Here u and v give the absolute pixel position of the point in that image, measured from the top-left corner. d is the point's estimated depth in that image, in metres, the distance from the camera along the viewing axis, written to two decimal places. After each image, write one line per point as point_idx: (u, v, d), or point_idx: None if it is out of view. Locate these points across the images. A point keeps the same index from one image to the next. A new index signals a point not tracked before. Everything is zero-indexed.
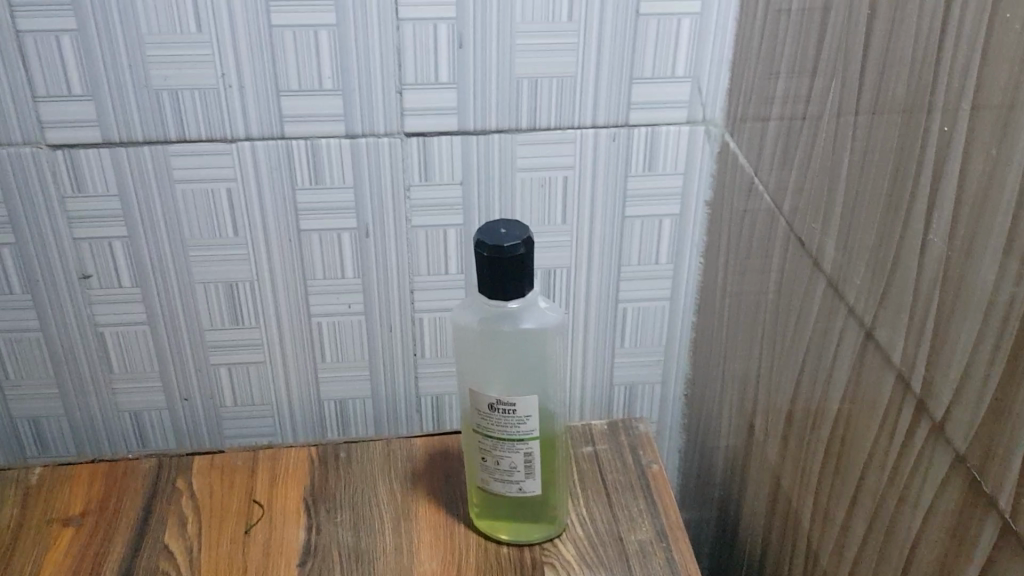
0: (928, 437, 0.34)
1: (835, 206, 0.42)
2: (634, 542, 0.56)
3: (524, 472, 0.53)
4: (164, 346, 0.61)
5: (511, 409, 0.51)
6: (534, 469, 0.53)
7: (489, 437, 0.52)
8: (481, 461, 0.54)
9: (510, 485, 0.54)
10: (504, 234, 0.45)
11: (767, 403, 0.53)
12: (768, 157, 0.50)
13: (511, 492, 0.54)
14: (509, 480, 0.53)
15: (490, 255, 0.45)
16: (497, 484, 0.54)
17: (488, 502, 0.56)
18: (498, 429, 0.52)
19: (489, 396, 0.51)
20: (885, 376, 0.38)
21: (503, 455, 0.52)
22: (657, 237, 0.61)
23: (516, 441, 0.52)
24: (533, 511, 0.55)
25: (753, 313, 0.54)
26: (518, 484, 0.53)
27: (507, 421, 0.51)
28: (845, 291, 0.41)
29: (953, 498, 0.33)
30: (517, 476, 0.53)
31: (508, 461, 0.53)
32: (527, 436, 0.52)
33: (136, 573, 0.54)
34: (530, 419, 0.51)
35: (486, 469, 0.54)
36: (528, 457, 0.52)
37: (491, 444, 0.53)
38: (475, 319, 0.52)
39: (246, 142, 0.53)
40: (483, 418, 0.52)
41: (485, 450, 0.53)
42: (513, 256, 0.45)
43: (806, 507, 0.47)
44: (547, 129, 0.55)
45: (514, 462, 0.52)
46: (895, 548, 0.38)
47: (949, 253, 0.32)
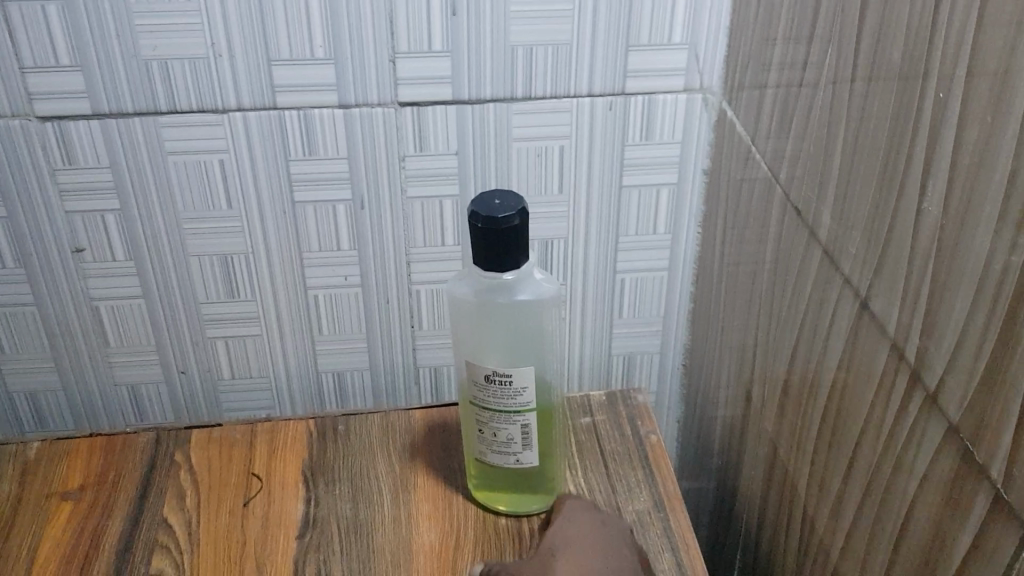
0: (923, 406, 0.34)
1: (832, 174, 0.41)
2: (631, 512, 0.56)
3: (522, 444, 0.53)
4: (160, 319, 0.60)
5: (507, 381, 0.51)
6: (531, 441, 0.53)
7: (487, 409, 0.52)
8: (478, 433, 0.53)
9: (507, 456, 0.54)
10: (498, 205, 0.45)
11: (764, 371, 0.52)
12: (765, 125, 0.49)
13: (509, 463, 0.54)
14: (507, 452, 0.53)
15: (484, 226, 0.45)
16: (495, 456, 0.54)
17: (485, 474, 0.56)
18: (495, 401, 0.52)
19: (485, 368, 0.51)
20: (880, 345, 0.37)
21: (500, 427, 0.52)
22: (654, 207, 0.60)
23: (513, 413, 0.52)
24: (532, 483, 0.55)
25: (751, 283, 0.53)
26: (516, 456, 0.53)
27: (503, 393, 0.51)
28: (841, 260, 0.40)
29: (946, 468, 0.33)
30: (515, 448, 0.53)
31: (505, 433, 0.52)
32: (524, 408, 0.52)
33: (135, 546, 0.55)
34: (527, 391, 0.51)
35: (483, 441, 0.53)
36: (525, 428, 0.52)
37: (488, 416, 0.52)
38: (471, 291, 0.51)
39: (237, 113, 0.53)
40: (480, 390, 0.52)
41: (482, 423, 0.53)
42: (508, 228, 0.45)
43: (803, 477, 0.47)
44: (542, 98, 0.54)
45: (511, 434, 0.52)
46: (889, 515, 0.38)
47: (944, 222, 0.32)
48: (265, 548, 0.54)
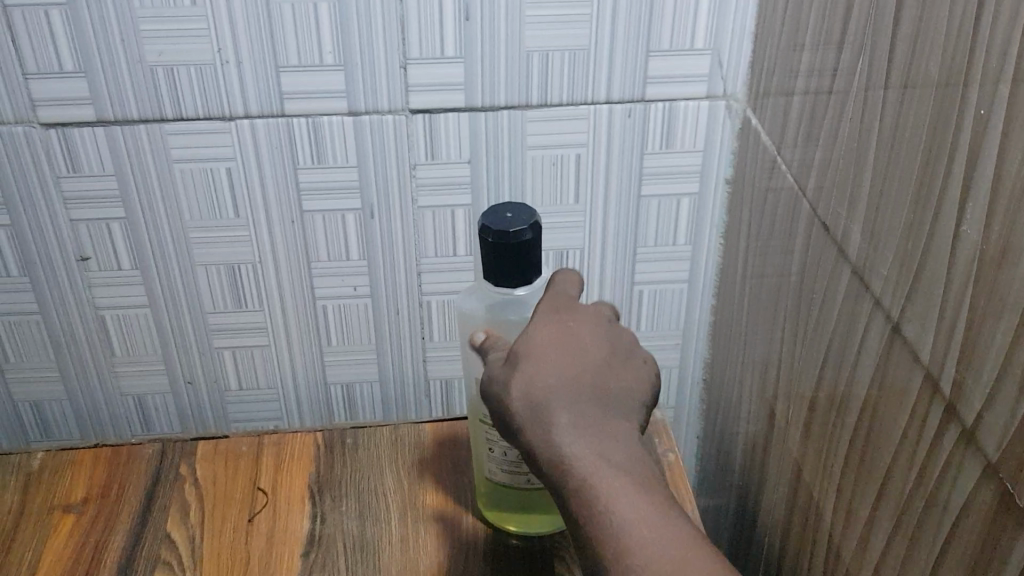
0: (957, 442, 0.32)
1: (862, 190, 0.39)
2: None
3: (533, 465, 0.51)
4: (166, 329, 0.59)
5: None
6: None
7: (497, 428, 0.50)
8: (488, 452, 0.52)
9: (517, 476, 0.52)
10: (510, 218, 0.43)
11: (788, 389, 0.50)
12: (791, 134, 0.47)
13: (521, 484, 0.52)
14: (518, 472, 0.51)
15: (495, 241, 0.43)
16: (504, 476, 0.52)
17: (492, 490, 0.54)
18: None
19: None
20: (912, 374, 0.35)
21: (510, 446, 0.50)
22: (674, 217, 0.58)
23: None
24: (539, 503, 0.54)
25: (774, 298, 0.51)
26: (528, 477, 0.52)
27: None
28: (871, 282, 0.38)
29: (983, 509, 0.31)
30: (527, 468, 0.51)
31: (516, 453, 0.51)
32: None
33: (137, 562, 0.53)
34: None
35: (493, 460, 0.52)
36: None
37: (498, 434, 0.50)
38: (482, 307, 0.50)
39: (245, 120, 0.51)
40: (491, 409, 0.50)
41: (491, 441, 0.51)
42: (519, 242, 0.43)
43: (827, 504, 0.45)
44: (559, 105, 0.53)
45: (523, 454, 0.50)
46: (921, 552, 0.36)
47: (984, 247, 0.30)
48: (270, 565, 0.53)
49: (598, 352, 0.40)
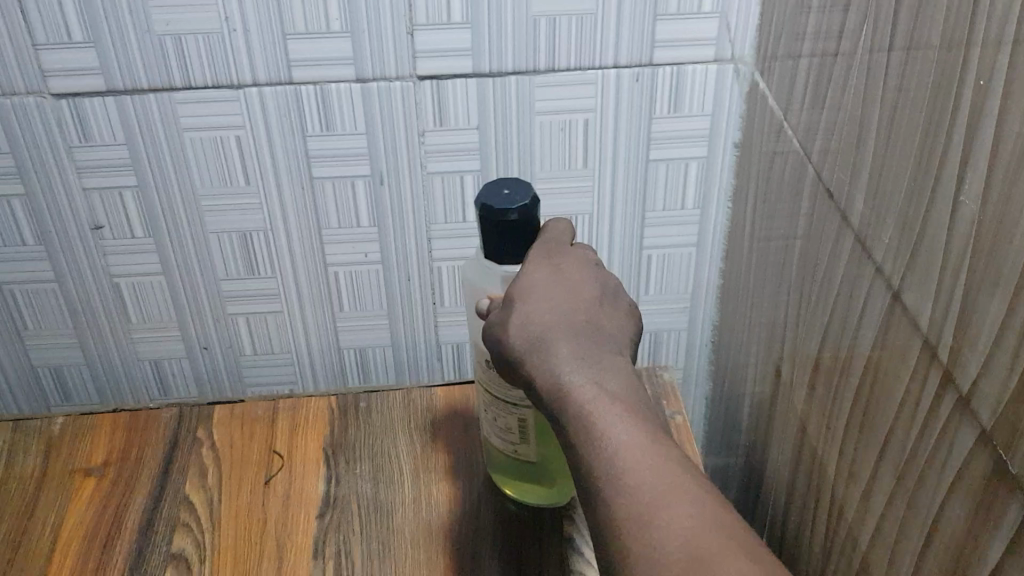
0: (954, 408, 0.32)
1: (866, 155, 0.39)
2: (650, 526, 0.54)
3: (520, 436, 0.50)
4: (179, 294, 0.60)
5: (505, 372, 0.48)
6: (529, 435, 0.50)
7: (489, 393, 0.50)
8: (483, 413, 0.52)
9: (508, 444, 0.52)
10: (504, 196, 0.43)
11: (794, 351, 0.51)
12: (798, 98, 0.47)
13: (509, 452, 0.52)
14: (506, 439, 0.51)
15: (483, 214, 0.44)
16: (497, 441, 0.52)
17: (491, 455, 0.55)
18: (495, 388, 0.49)
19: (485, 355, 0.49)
20: (913, 340, 0.36)
21: (500, 413, 0.50)
22: (683, 181, 0.58)
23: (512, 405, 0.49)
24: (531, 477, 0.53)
25: (781, 261, 0.52)
26: (513, 447, 0.51)
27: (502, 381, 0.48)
28: (874, 249, 0.39)
29: (978, 474, 0.31)
30: (513, 437, 0.51)
31: (503, 420, 0.50)
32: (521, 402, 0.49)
33: (157, 524, 0.55)
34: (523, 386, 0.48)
35: (487, 421, 0.52)
36: (522, 422, 0.49)
37: (489, 399, 0.50)
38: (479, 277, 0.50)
39: (253, 88, 0.51)
40: (484, 376, 0.50)
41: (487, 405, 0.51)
42: (505, 222, 0.43)
43: (831, 466, 0.46)
44: (566, 70, 0.53)
45: (510, 422, 0.50)
46: (920, 513, 0.36)
47: (982, 216, 0.30)
48: (286, 527, 0.54)
49: (600, 300, 0.41)
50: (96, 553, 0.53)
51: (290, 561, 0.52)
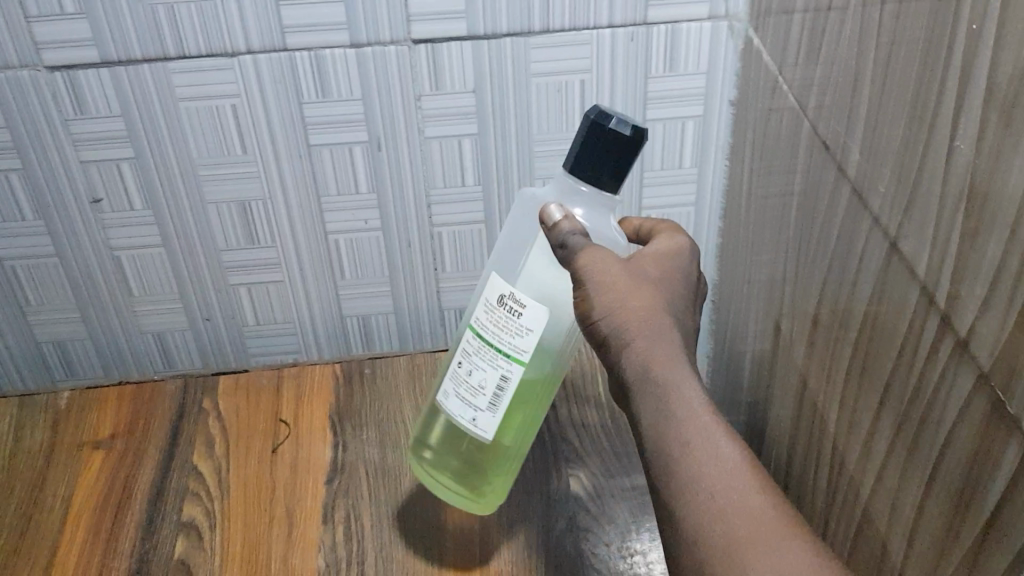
0: (952, 352, 0.33)
1: (861, 106, 0.39)
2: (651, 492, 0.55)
3: (489, 399, 0.47)
4: (180, 266, 0.60)
5: (517, 311, 0.46)
6: (499, 402, 0.47)
7: (479, 338, 0.47)
8: (456, 366, 0.49)
9: (467, 408, 0.48)
10: (617, 114, 0.42)
11: (793, 307, 0.51)
12: (793, 53, 0.47)
13: (464, 419, 0.48)
14: (468, 402, 0.48)
15: (592, 121, 0.42)
16: (456, 402, 0.49)
17: (430, 438, 0.52)
18: (491, 332, 0.47)
19: (502, 287, 0.46)
20: (910, 288, 0.36)
21: (479, 365, 0.47)
22: (679, 140, 0.58)
23: (501, 353, 0.47)
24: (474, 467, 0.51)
25: (779, 217, 0.52)
26: (473, 413, 0.48)
27: (507, 323, 0.46)
28: (870, 199, 0.39)
29: (977, 415, 0.32)
30: (478, 402, 0.48)
31: (479, 376, 0.47)
32: (514, 355, 0.46)
33: (166, 492, 0.55)
34: (529, 330, 0.46)
35: (456, 379, 0.49)
36: (502, 380, 0.47)
37: (476, 348, 0.47)
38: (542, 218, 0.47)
39: (247, 56, 0.51)
40: (485, 312, 0.47)
41: (467, 353, 0.48)
42: (612, 135, 0.42)
43: (831, 416, 0.46)
44: (560, 31, 0.52)
45: (486, 379, 0.47)
46: (921, 458, 0.37)
47: (978, 160, 0.30)
48: (294, 493, 0.55)
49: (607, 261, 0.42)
50: (107, 523, 0.54)
51: (299, 526, 0.53)
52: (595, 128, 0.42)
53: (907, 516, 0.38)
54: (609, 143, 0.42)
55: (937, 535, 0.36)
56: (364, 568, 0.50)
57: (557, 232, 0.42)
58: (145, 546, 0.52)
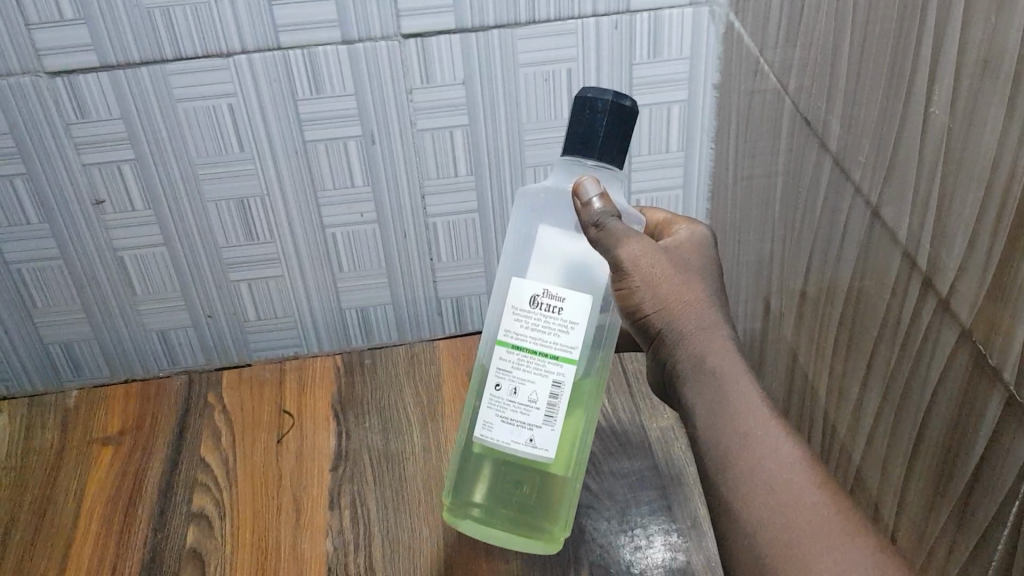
0: (935, 312, 0.34)
1: (839, 82, 0.41)
2: (650, 469, 0.57)
3: (544, 412, 0.42)
4: (182, 264, 0.61)
5: (556, 307, 0.42)
6: (555, 414, 0.42)
7: (516, 350, 0.42)
8: (493, 391, 0.43)
9: (519, 432, 0.43)
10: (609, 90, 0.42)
11: (781, 283, 0.53)
12: (773, 35, 0.49)
13: (518, 444, 0.43)
14: (520, 423, 0.42)
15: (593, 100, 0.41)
16: (502, 428, 0.43)
17: (467, 490, 0.45)
18: (530, 338, 0.42)
19: (531, 288, 0.42)
20: (893, 254, 0.37)
21: (525, 379, 0.42)
22: (666, 125, 0.60)
23: (548, 359, 0.42)
24: (533, 500, 0.45)
25: (764, 196, 0.53)
26: (530, 432, 0.42)
27: (547, 323, 0.42)
28: (851, 170, 0.40)
29: (960, 371, 0.33)
30: (533, 419, 0.42)
31: (527, 390, 0.42)
32: (564, 355, 0.42)
33: (176, 485, 0.56)
34: (575, 326, 0.42)
35: (496, 403, 0.43)
36: (555, 387, 0.42)
37: (516, 362, 0.42)
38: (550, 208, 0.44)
39: (242, 56, 0.53)
40: (517, 320, 0.42)
41: (503, 370, 0.43)
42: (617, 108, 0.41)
43: (822, 385, 0.48)
44: (547, 21, 0.54)
45: (537, 391, 0.42)
46: (908, 419, 0.38)
47: (951, 126, 0.32)
48: (300, 481, 0.56)
49: None
50: (120, 516, 0.55)
51: (307, 512, 0.54)
52: (604, 112, 0.41)
53: (898, 475, 0.40)
54: (617, 122, 0.41)
55: (926, 490, 0.37)
56: (373, 550, 0.52)
57: (587, 213, 0.41)
58: (158, 537, 0.53)
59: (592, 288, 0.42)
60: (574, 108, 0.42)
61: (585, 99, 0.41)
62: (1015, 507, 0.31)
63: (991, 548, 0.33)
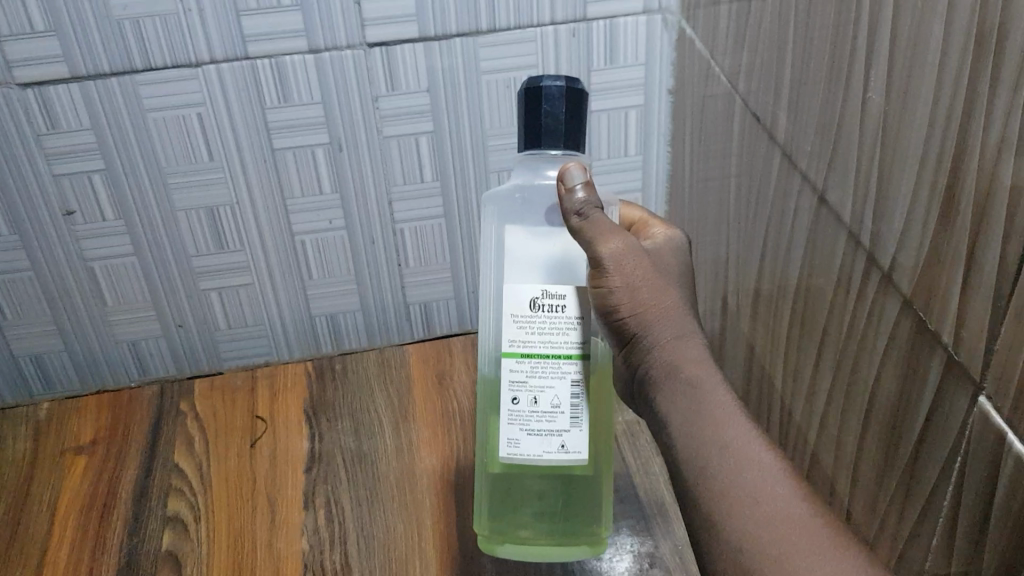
0: (879, 286, 0.36)
1: (785, 77, 0.43)
2: (616, 465, 0.58)
3: (569, 416, 0.43)
4: (153, 274, 0.62)
5: (560, 306, 0.42)
6: (581, 414, 0.43)
7: (528, 359, 0.42)
8: (512, 406, 0.43)
9: (550, 440, 0.43)
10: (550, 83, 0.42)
11: (736, 278, 0.55)
12: (722, 40, 0.51)
13: (550, 453, 0.43)
14: (548, 432, 0.43)
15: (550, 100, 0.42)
16: (532, 440, 0.43)
17: (505, 516, 0.46)
18: (540, 342, 0.42)
19: (529, 290, 0.42)
20: (838, 236, 0.40)
21: (543, 386, 0.42)
22: (624, 129, 0.62)
23: (563, 359, 0.42)
24: (568, 509, 0.45)
25: (719, 194, 0.56)
26: (560, 439, 0.43)
27: (553, 324, 0.42)
28: (798, 160, 0.43)
29: (903, 340, 0.35)
30: (560, 424, 0.43)
31: (548, 396, 0.42)
32: (577, 354, 0.42)
33: (151, 491, 0.57)
34: (581, 321, 0.42)
35: (518, 417, 0.43)
36: (576, 387, 0.42)
37: (530, 371, 0.42)
38: (522, 208, 0.44)
39: (211, 66, 0.54)
40: (521, 326, 0.42)
41: (520, 380, 0.43)
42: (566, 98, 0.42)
43: (778, 372, 0.50)
44: (507, 29, 0.56)
45: (558, 396, 0.42)
46: (857, 395, 0.40)
47: (887, 107, 0.34)
48: (276, 483, 0.57)
49: None
50: (95, 522, 0.55)
51: (281, 512, 0.55)
52: (562, 100, 0.42)
53: (849, 450, 0.42)
54: (570, 107, 0.42)
55: (877, 460, 0.39)
56: (348, 546, 0.53)
57: (568, 200, 0.41)
58: (134, 541, 0.54)
59: (580, 277, 0.43)
60: (529, 98, 0.42)
61: (543, 89, 0.41)
62: (958, 461, 0.33)
63: (938, 506, 0.35)
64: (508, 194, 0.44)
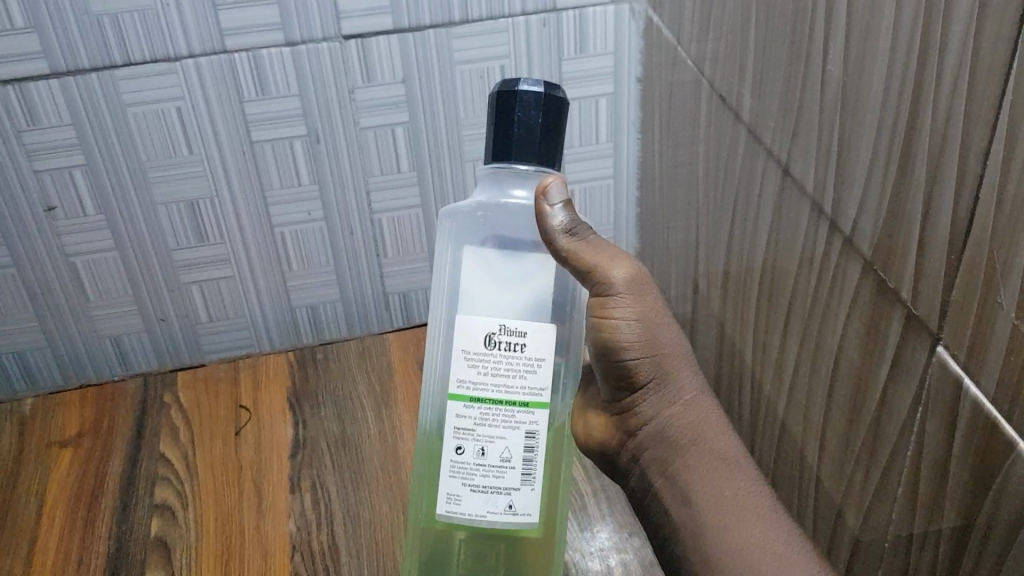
0: (842, 250, 0.38)
1: (749, 58, 0.45)
2: None
3: (518, 472, 0.44)
4: (134, 267, 0.63)
5: (517, 347, 0.43)
6: (531, 472, 0.44)
7: (477, 404, 0.43)
8: (455, 457, 0.44)
9: (495, 501, 0.44)
10: (526, 91, 0.42)
11: (706, 259, 0.56)
12: (688, 27, 0.53)
13: (496, 513, 0.44)
14: (493, 490, 0.44)
15: (524, 105, 0.42)
16: (474, 501, 0.44)
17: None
18: (492, 386, 0.43)
19: (489, 326, 0.43)
20: (802, 207, 0.41)
21: (492, 438, 0.43)
22: (596, 117, 0.64)
23: (517, 408, 0.43)
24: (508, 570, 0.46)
25: (687, 178, 0.57)
26: (507, 498, 0.44)
27: (508, 368, 0.43)
28: (762, 136, 0.44)
29: (866, 301, 0.37)
30: (509, 481, 0.44)
31: (498, 448, 0.43)
32: (532, 402, 0.43)
33: (137, 480, 0.58)
34: (538, 364, 0.43)
35: (462, 471, 0.44)
36: (529, 438, 0.43)
37: (478, 418, 0.43)
38: (483, 227, 0.45)
39: (190, 60, 0.55)
40: (473, 366, 0.43)
41: (468, 429, 0.43)
42: (541, 105, 0.43)
43: (747, 347, 0.51)
44: (479, 20, 0.57)
45: (509, 448, 0.43)
46: (824, 361, 0.42)
47: (846, 78, 0.36)
48: (262, 469, 0.58)
49: None
50: (82, 512, 0.56)
51: (267, 497, 0.56)
52: (536, 106, 0.42)
53: (817, 416, 0.43)
54: (546, 114, 0.43)
55: (843, 421, 0.41)
56: (334, 527, 0.54)
57: (551, 221, 0.42)
58: (122, 529, 0.55)
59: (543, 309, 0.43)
60: (503, 103, 0.43)
61: (519, 95, 0.42)
62: (920, 411, 0.34)
63: (902, 458, 0.36)
64: (468, 211, 0.45)
